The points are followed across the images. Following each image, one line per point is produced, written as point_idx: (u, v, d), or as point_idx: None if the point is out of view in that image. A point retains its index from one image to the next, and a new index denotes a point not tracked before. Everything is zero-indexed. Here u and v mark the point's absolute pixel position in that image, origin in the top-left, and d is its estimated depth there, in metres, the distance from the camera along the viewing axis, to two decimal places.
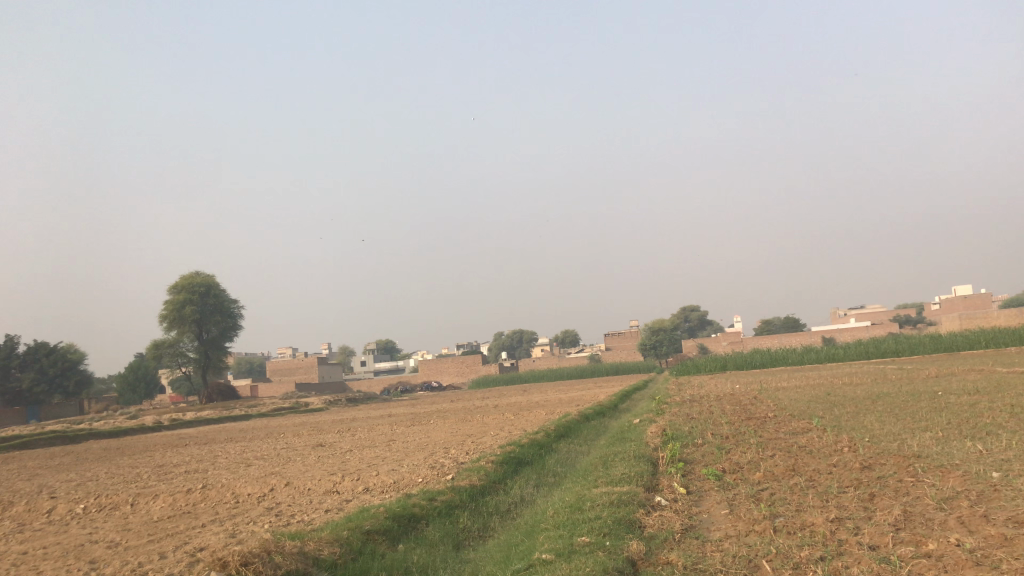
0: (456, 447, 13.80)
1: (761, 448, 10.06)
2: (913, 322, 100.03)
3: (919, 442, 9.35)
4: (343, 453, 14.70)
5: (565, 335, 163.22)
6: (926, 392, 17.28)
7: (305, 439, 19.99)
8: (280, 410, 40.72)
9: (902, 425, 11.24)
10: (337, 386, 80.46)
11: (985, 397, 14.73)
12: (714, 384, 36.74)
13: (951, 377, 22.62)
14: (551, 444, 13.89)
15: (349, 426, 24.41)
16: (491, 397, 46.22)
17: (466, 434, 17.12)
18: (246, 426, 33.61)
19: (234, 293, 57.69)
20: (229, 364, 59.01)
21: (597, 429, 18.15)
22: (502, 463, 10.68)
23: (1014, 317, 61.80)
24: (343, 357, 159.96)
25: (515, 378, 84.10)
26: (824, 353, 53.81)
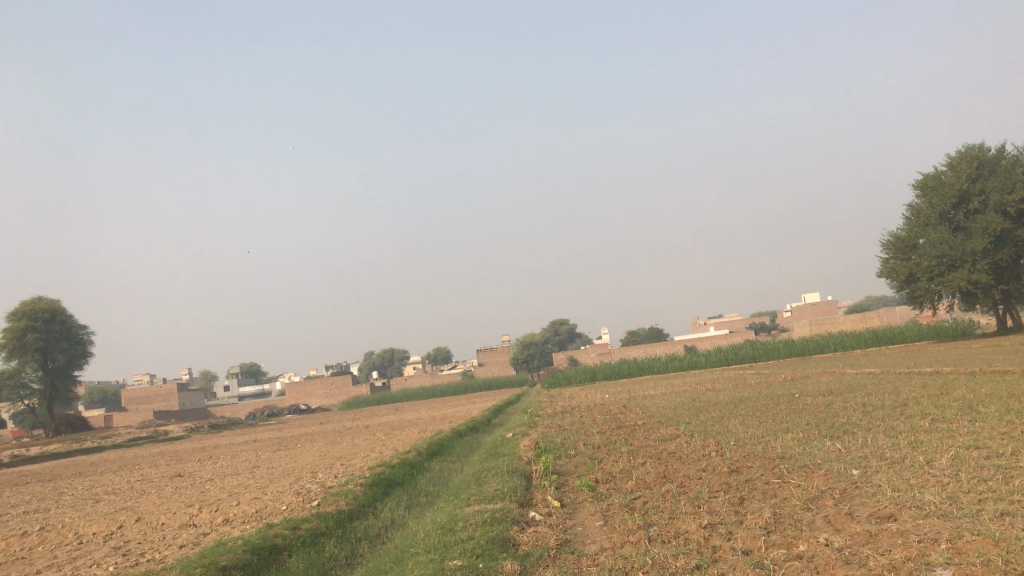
0: (325, 470, 13.40)
1: (632, 457, 10.29)
2: (767, 328, 105.36)
3: (782, 443, 9.79)
4: (205, 482, 14.00)
5: (439, 350, 162.90)
6: (783, 395, 18.11)
7: (163, 470, 18.91)
8: (138, 440, 38.63)
9: (763, 428, 11.76)
10: (198, 413, 77.00)
11: (838, 398, 15.60)
12: (583, 394, 37.34)
13: (804, 380, 23.85)
14: (423, 462, 13.73)
15: (211, 454, 23.31)
16: (361, 417, 45.37)
17: (336, 457, 16.70)
18: (97, 457, 31.67)
19: (74, 321, 54.35)
20: (78, 394, 55.29)
21: (470, 445, 18.07)
22: (371, 486, 10.42)
23: (856, 321, 66.12)
24: (209, 382, 153.36)
25: (386, 397, 82.94)
26: (687, 362, 55.77)
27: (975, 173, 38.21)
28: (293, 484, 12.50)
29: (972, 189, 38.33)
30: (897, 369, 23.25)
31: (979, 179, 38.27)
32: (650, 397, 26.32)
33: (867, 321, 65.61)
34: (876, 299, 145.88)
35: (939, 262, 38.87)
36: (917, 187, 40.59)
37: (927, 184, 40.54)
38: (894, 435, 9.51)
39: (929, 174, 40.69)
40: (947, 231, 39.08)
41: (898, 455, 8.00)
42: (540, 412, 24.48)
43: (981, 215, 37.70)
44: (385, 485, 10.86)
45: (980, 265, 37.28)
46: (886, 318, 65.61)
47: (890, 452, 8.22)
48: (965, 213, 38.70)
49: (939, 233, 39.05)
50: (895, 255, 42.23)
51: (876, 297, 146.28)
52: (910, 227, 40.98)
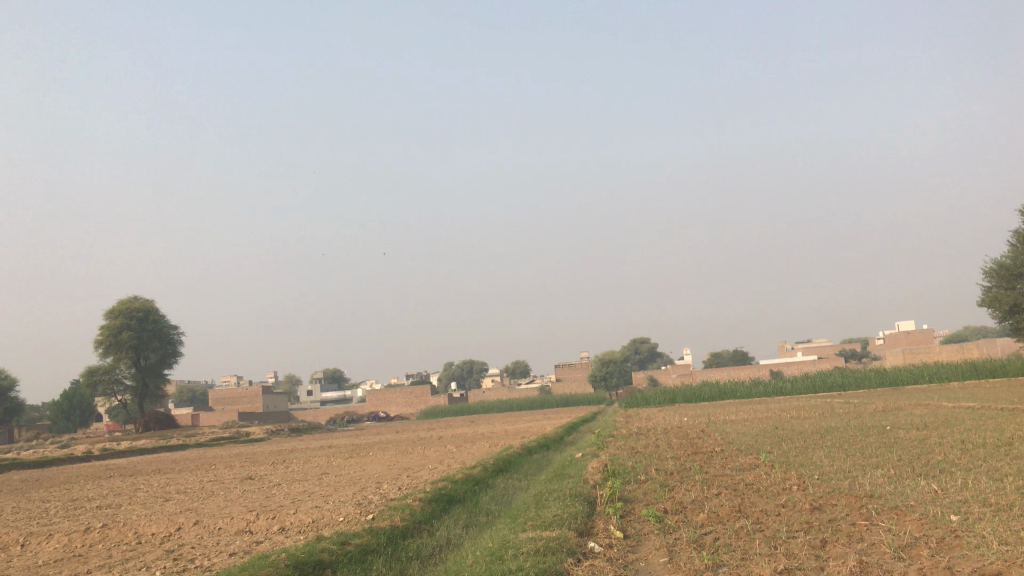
0: (390, 482, 13.47)
1: (703, 487, 9.99)
2: (857, 355, 101.97)
3: (867, 480, 9.36)
4: (272, 487, 14.24)
5: (518, 364, 163.32)
6: (873, 427, 17.42)
7: (237, 471, 19.38)
8: (222, 440, 39.80)
9: (850, 462, 11.30)
10: (281, 416, 78.94)
11: (932, 433, 14.93)
12: (661, 416, 36.78)
13: (895, 412, 22.94)
14: (488, 479, 13.67)
15: (286, 458, 23.80)
16: (437, 427, 45.75)
17: (404, 468, 16.79)
18: (182, 455, 32.79)
19: (166, 320, 56.44)
20: (167, 393, 57.30)
21: (538, 463, 17.95)
22: (431, 502, 10.38)
23: (953, 352, 63.40)
24: (292, 386, 157.25)
25: (463, 409, 83.45)
26: (771, 387, 54.39)
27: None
28: (359, 492, 12.51)
29: None
30: (995, 405, 22.15)
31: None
32: (730, 422, 25.70)
33: (964, 351, 62.84)
34: (974, 329, 139.77)
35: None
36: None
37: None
38: (997, 478, 9.00)
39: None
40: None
41: (1001, 501, 7.54)
42: (615, 432, 24.19)
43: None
44: (445, 502, 10.81)
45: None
46: (985, 350, 62.68)
47: (992, 497, 7.75)
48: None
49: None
50: (998, 283, 40.33)
51: (974, 328, 140.19)
52: (1016, 254, 39.09)
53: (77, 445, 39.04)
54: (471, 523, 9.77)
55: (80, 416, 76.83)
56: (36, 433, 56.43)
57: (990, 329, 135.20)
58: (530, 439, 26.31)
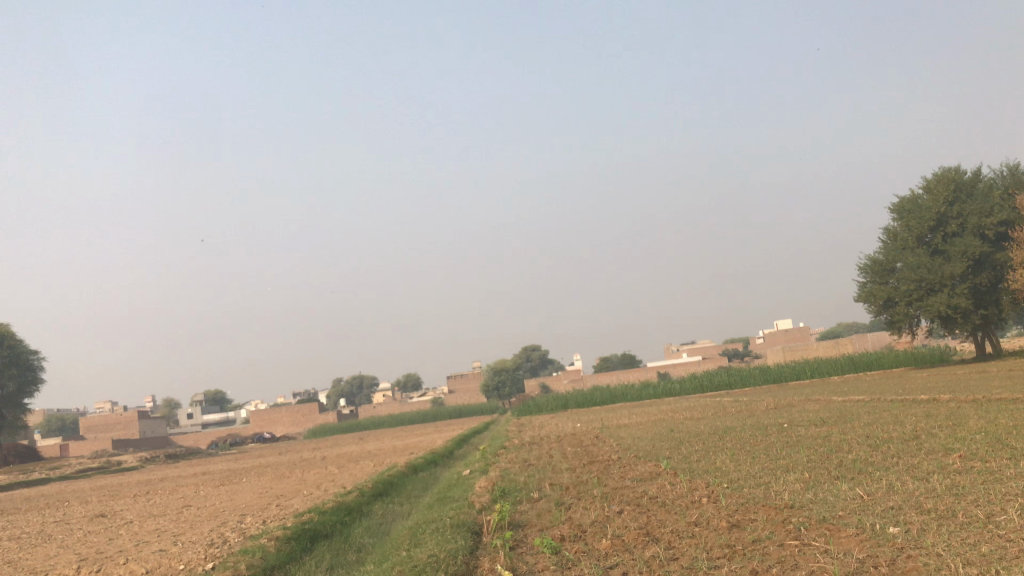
0: (252, 514, 12.75)
1: (602, 505, 9.83)
2: (739, 355, 105.80)
3: (780, 488, 9.43)
4: (120, 528, 13.22)
5: (410, 377, 162.27)
6: (771, 426, 17.82)
7: (88, 509, 18.07)
8: (89, 471, 37.55)
9: (759, 466, 11.43)
10: (158, 442, 75.45)
11: (833, 429, 15.37)
12: (554, 423, 37.00)
13: (785, 409, 23.61)
14: (362, 507, 13.13)
15: (150, 489, 22.45)
16: (326, 446, 44.61)
17: (275, 497, 16.00)
18: (42, 489, 30.72)
19: (24, 347, 53.21)
20: (29, 424, 53.81)
21: (422, 483, 17.55)
22: (293, 541, 9.77)
23: (829, 348, 66.56)
24: (172, 409, 150.60)
25: (353, 425, 81.81)
26: (661, 389, 55.61)
27: (952, 196, 38.52)
28: (221, 526, 11.67)
29: (950, 212, 38.59)
30: (881, 397, 23.19)
31: (957, 202, 38.55)
32: (625, 427, 25.97)
33: (839, 348, 66.09)
34: (846, 326, 147.46)
35: (918, 286, 39.17)
36: (894, 210, 40.98)
37: (904, 207, 40.98)
38: (924, 477, 9.27)
39: (903, 199, 41.20)
40: (925, 254, 39.49)
41: (938, 507, 7.72)
42: (509, 444, 23.99)
43: (959, 239, 37.97)
44: (309, 539, 10.20)
45: (959, 289, 37.47)
46: (859, 344, 66.04)
47: (927, 502, 7.93)
48: (943, 236, 39.05)
49: (917, 257, 39.45)
50: (872, 279, 42.62)
51: (846, 325, 148.08)
52: (888, 251, 41.39)
53: None
54: (340, 567, 9.22)
55: None
56: None
57: (856, 327, 143.42)
58: (421, 453, 25.86)
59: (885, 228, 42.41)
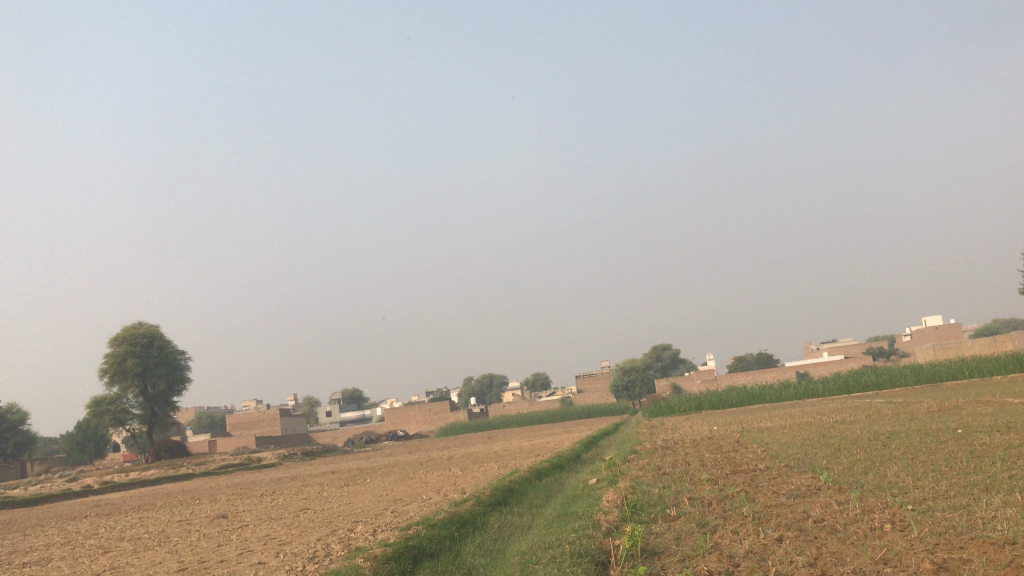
0: (363, 523, 12.75)
1: (754, 529, 9.06)
2: (885, 353, 100.59)
3: (984, 515, 8.04)
4: (233, 534, 13.43)
5: (539, 376, 163.23)
6: (942, 432, 16.60)
7: (213, 508, 18.84)
8: (231, 468, 39.50)
9: (946, 482, 10.31)
10: (297, 439, 78.73)
11: (1022, 438, 14.11)
12: (688, 425, 36.01)
13: (948, 412, 22.04)
14: (476, 519, 12.94)
15: (278, 488, 23.35)
16: (454, 445, 45.20)
17: (392, 502, 16.15)
18: (186, 484, 32.56)
19: (171, 346, 56.60)
20: (177, 420, 57.27)
21: (544, 490, 17.40)
22: (393, 561, 9.36)
23: (986, 346, 62.33)
24: (312, 407, 157.31)
25: (483, 424, 82.76)
26: (802, 390, 53.44)
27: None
28: (332, 536, 11.54)
29: None
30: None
31: None
32: (767, 430, 24.99)
33: (998, 345, 61.87)
34: (1003, 322, 138.02)
35: None
36: None
37: None
38: None
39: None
40: None
41: None
42: (639, 448, 23.50)
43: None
44: (413, 559, 9.83)
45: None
46: (1020, 341, 61.63)
47: None
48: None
49: None
50: None
51: (1003, 321, 138.11)
52: None
53: (84, 478, 39.04)
54: None
55: (95, 446, 77.46)
56: (47, 471, 56.49)
57: (1012, 323, 134.09)
58: (548, 455, 25.88)
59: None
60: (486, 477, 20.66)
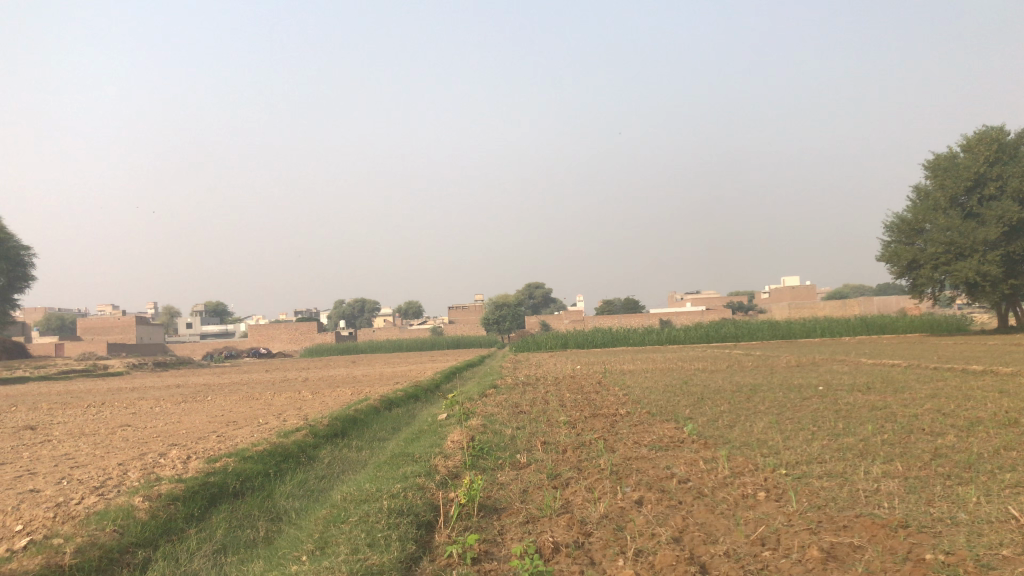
0: (178, 448, 12.07)
1: (612, 488, 9.18)
2: (744, 307, 105.70)
3: (866, 487, 8.34)
4: (30, 451, 12.51)
5: (411, 305, 163.15)
6: (806, 388, 17.49)
7: (23, 418, 17.68)
8: (71, 374, 37.48)
9: (819, 444, 10.83)
10: (150, 349, 75.73)
11: (885, 400, 15.04)
12: (552, 363, 36.81)
13: (805, 368, 23.26)
14: (303, 453, 12.49)
15: (109, 399, 22.25)
16: (315, 367, 44.58)
17: (223, 424, 15.58)
18: (16, 389, 30.60)
19: (11, 241, 52.92)
20: (15, 320, 53.87)
21: (390, 422, 17.21)
22: (178, 503, 8.56)
23: (837, 309, 66.65)
24: (170, 318, 151.43)
25: (350, 348, 81.93)
26: (666, 336, 55.51)
27: (993, 156, 41.06)
28: (142, 461, 10.87)
29: (988, 174, 41.11)
30: (919, 364, 22.88)
31: (997, 164, 41.04)
32: (630, 373, 25.80)
33: (848, 308, 66.05)
34: (852, 287, 147.55)
35: (946, 250, 41.78)
36: (930, 167, 43.61)
37: (940, 165, 43.68)
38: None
39: (939, 157, 43.84)
40: (957, 216, 42.15)
41: None
42: (500, 383, 23.80)
43: (997, 202, 40.50)
44: (207, 500, 9.09)
45: (990, 256, 40.10)
46: (868, 306, 66.11)
47: None
48: (978, 197, 41.59)
49: (948, 218, 42.19)
50: (896, 238, 45.33)
51: (853, 287, 147.41)
52: (918, 211, 43.90)
53: None
54: (236, 548, 8.09)
55: None
56: None
57: (858, 291, 143.59)
58: (407, 383, 25.83)
59: (916, 186, 44.86)
60: (338, 401, 20.32)
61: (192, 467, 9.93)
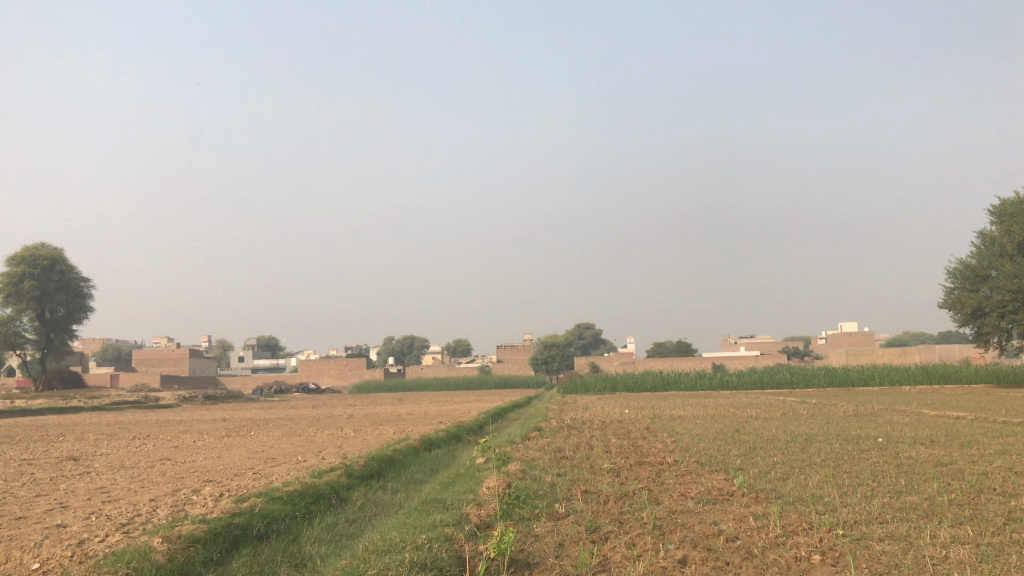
0: (211, 485, 12.11)
1: (654, 545, 8.90)
2: (799, 353, 103.60)
3: (933, 553, 7.94)
4: (68, 483, 12.64)
5: (461, 343, 163.56)
6: (865, 440, 16.94)
7: (67, 448, 17.95)
8: (124, 405, 38.16)
9: (880, 502, 10.42)
10: (203, 381, 76.93)
11: (950, 456, 14.48)
12: (600, 406, 36.40)
13: (864, 418, 22.59)
14: (335, 495, 12.44)
15: (156, 432, 22.53)
16: (363, 404, 44.73)
17: (261, 461, 15.62)
18: (70, 418, 31.25)
19: (73, 272, 54.52)
20: (74, 350, 55.27)
21: (429, 464, 17.10)
22: (198, 545, 8.46)
23: (896, 357, 64.91)
24: (223, 351, 153.89)
25: (399, 385, 82.23)
26: (717, 381, 54.58)
27: None
28: (173, 498, 10.87)
29: None
30: (984, 418, 22.05)
31: None
32: (680, 419, 25.33)
33: (907, 356, 64.35)
34: (912, 334, 143.85)
35: (1013, 298, 40.48)
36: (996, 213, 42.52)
37: (1006, 211, 42.56)
38: None
39: (1005, 203, 42.75)
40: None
41: None
42: (546, 425, 23.56)
43: None
44: (230, 543, 9.00)
45: None
46: (928, 355, 64.26)
47: None
48: None
49: (1015, 265, 40.96)
50: (959, 285, 44.12)
51: (913, 334, 143.74)
52: (982, 257, 42.74)
53: None
54: None
55: None
56: None
57: (917, 338, 139.95)
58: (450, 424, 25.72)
59: (980, 232, 43.75)
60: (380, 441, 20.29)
61: (221, 507, 9.90)
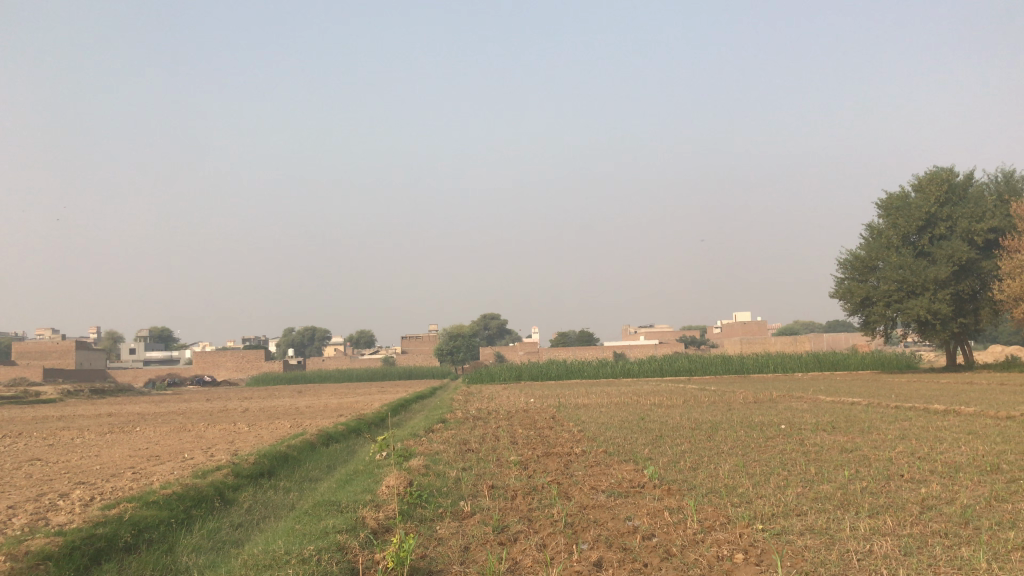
0: (81, 488, 11.50)
1: (566, 547, 8.90)
2: (697, 342, 106.68)
3: (858, 548, 8.17)
4: None
5: (364, 334, 161.67)
6: (769, 427, 17.46)
7: None
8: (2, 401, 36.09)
9: (794, 492, 10.75)
10: (90, 374, 73.59)
11: (852, 441, 15.09)
12: (506, 395, 36.56)
13: (763, 405, 23.35)
14: (219, 497, 12.00)
15: (34, 429, 21.35)
16: (262, 397, 43.66)
17: (145, 460, 14.96)
18: None
19: None
20: None
21: (326, 460, 16.73)
22: (50, 563, 7.91)
23: (788, 345, 67.58)
24: (112, 343, 147.55)
25: (299, 376, 80.67)
26: (620, 368, 55.62)
27: (944, 197, 42.28)
28: (38, 505, 10.24)
29: (939, 215, 42.32)
30: (876, 403, 23.08)
31: (947, 204, 42.32)
32: (586, 407, 25.64)
33: (799, 345, 67.02)
34: (802, 323, 150.13)
35: (898, 288, 42.79)
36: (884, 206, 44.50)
37: (892, 205, 44.64)
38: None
39: (891, 198, 44.73)
40: (910, 254, 43.18)
41: None
42: (452, 416, 23.45)
43: (946, 241, 41.84)
44: (90, 557, 8.48)
45: (939, 295, 41.29)
46: (819, 343, 67.08)
47: None
48: (929, 237, 42.80)
49: (901, 256, 43.12)
50: (849, 275, 46.08)
51: (804, 323, 150.05)
52: (871, 248, 44.82)
53: None
54: None
55: None
56: None
57: (807, 326, 146.13)
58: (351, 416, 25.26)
59: (869, 225, 45.81)
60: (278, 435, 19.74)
61: (88, 516, 9.36)
